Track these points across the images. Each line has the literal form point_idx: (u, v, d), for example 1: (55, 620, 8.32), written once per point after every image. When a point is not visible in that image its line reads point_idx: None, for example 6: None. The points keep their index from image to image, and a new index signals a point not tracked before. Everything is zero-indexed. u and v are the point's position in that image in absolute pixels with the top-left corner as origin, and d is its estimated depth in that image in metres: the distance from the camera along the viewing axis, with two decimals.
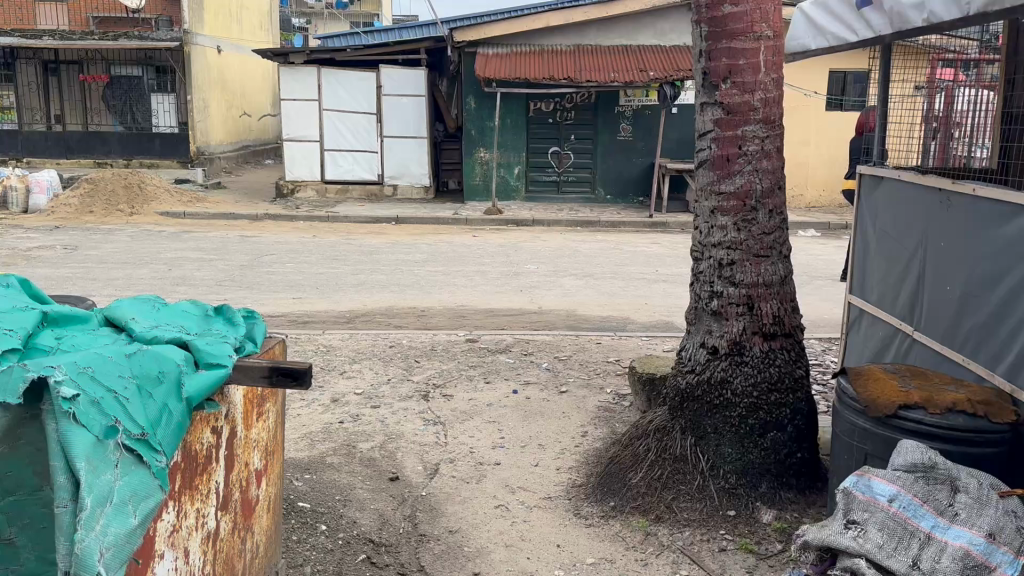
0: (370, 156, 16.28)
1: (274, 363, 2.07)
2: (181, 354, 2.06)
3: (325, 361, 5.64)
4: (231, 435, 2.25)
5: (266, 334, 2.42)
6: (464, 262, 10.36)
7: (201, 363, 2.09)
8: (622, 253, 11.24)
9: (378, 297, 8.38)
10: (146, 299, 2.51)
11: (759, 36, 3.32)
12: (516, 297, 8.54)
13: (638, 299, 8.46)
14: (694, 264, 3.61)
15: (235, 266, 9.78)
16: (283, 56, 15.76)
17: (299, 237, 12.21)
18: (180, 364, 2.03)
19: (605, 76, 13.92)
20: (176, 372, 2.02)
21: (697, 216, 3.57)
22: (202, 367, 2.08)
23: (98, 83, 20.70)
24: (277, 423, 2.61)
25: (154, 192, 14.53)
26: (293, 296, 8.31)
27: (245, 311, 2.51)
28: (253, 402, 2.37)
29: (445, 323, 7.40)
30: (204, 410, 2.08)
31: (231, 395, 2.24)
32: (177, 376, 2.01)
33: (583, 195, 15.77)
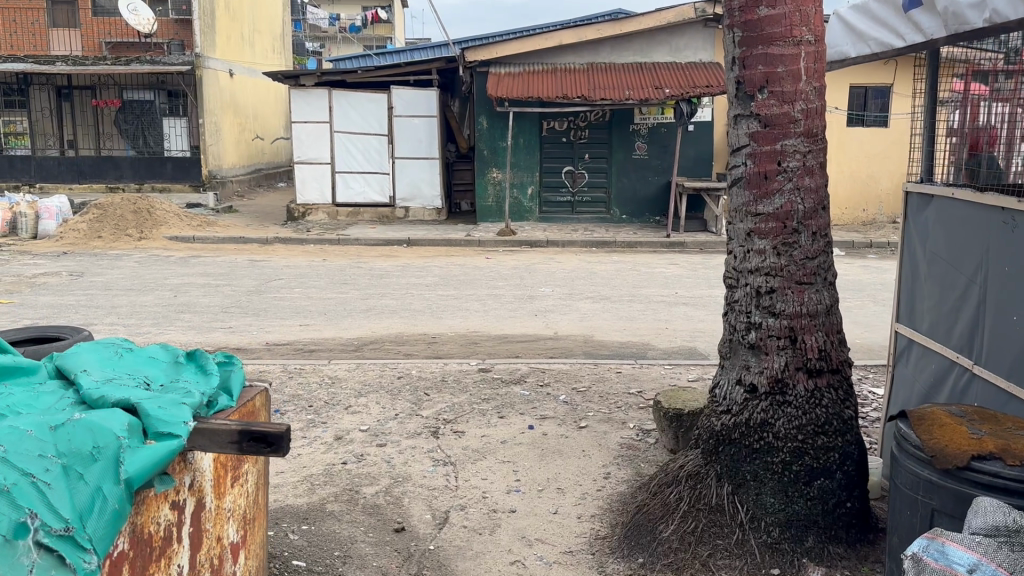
0: (382, 178, 16.05)
1: (242, 427, 1.98)
2: (123, 422, 1.93)
3: (329, 394, 5.31)
4: (197, 507, 2.18)
5: (243, 383, 2.35)
6: (477, 285, 10.06)
7: (150, 432, 1.97)
8: (640, 275, 10.89)
9: (387, 323, 8.07)
10: (112, 342, 2.44)
11: (800, 40, 3.02)
12: (531, 322, 8.20)
13: (659, 323, 8.10)
14: (728, 293, 3.29)
15: (242, 291, 9.50)
16: (294, 78, 15.60)
17: (309, 261, 11.96)
18: (119, 435, 1.91)
19: (620, 94, 13.68)
20: (115, 445, 1.90)
21: (730, 240, 3.26)
22: (151, 437, 1.96)
23: (110, 108, 20.83)
24: (259, 486, 2.58)
25: (163, 217, 14.34)
26: (300, 323, 8.01)
27: (224, 357, 2.43)
28: (224, 468, 2.31)
29: (456, 351, 7.07)
30: (155, 487, 1.99)
31: (197, 462, 2.15)
32: (115, 449, 1.89)
33: (598, 215, 15.46)
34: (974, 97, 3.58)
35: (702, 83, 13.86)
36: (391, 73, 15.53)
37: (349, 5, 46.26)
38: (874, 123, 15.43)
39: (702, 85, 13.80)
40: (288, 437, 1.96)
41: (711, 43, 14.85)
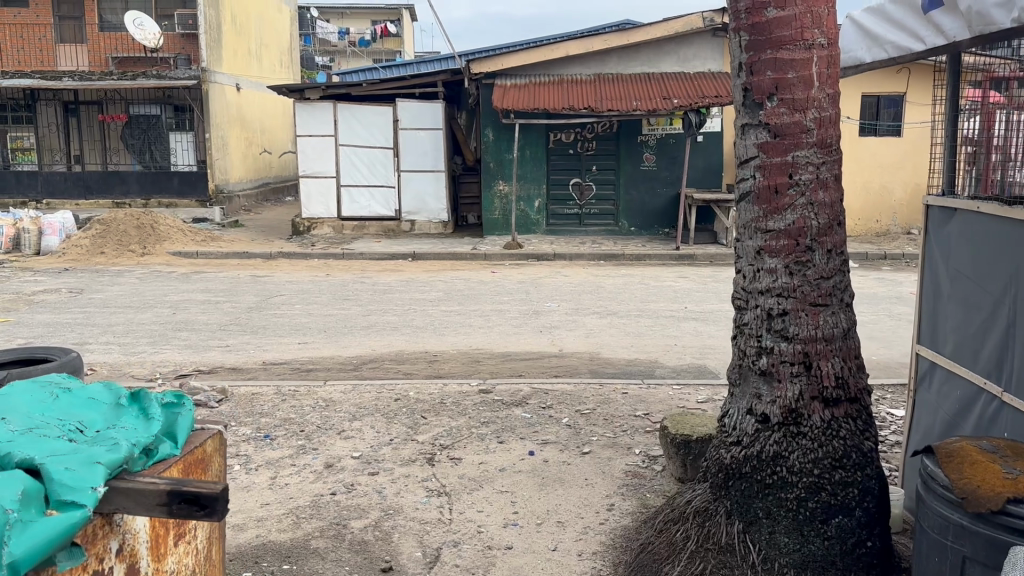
0: (387, 191, 15.89)
1: (173, 488, 1.78)
2: (15, 495, 1.64)
3: (321, 418, 5.08)
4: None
5: (189, 428, 2.19)
6: (481, 300, 9.85)
7: (51, 501, 1.72)
8: (648, 288, 10.66)
9: (388, 340, 7.87)
10: (43, 383, 2.26)
11: (812, 43, 2.80)
12: (536, 339, 7.97)
13: (667, 339, 7.86)
14: (737, 315, 3.08)
15: (242, 308, 9.33)
16: (299, 92, 15.49)
17: (312, 275, 11.79)
18: (9, 511, 1.61)
19: (628, 105, 13.49)
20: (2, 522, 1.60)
21: (739, 258, 3.04)
22: (52, 508, 1.70)
23: (117, 123, 20.80)
24: (211, 545, 2.35)
25: (166, 232, 14.21)
26: (299, 341, 7.82)
27: (170, 397, 2.27)
28: (164, 531, 2.09)
29: (458, 370, 6.86)
30: (58, 564, 1.72)
31: (129, 524, 1.95)
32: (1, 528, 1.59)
33: (606, 227, 15.24)
34: (991, 105, 3.37)
35: (711, 93, 13.65)
36: (396, 85, 15.40)
37: (358, 20, 46.37)
38: (886, 133, 15.18)
39: (711, 95, 13.59)
40: (224, 500, 1.76)
41: (720, 52, 14.64)
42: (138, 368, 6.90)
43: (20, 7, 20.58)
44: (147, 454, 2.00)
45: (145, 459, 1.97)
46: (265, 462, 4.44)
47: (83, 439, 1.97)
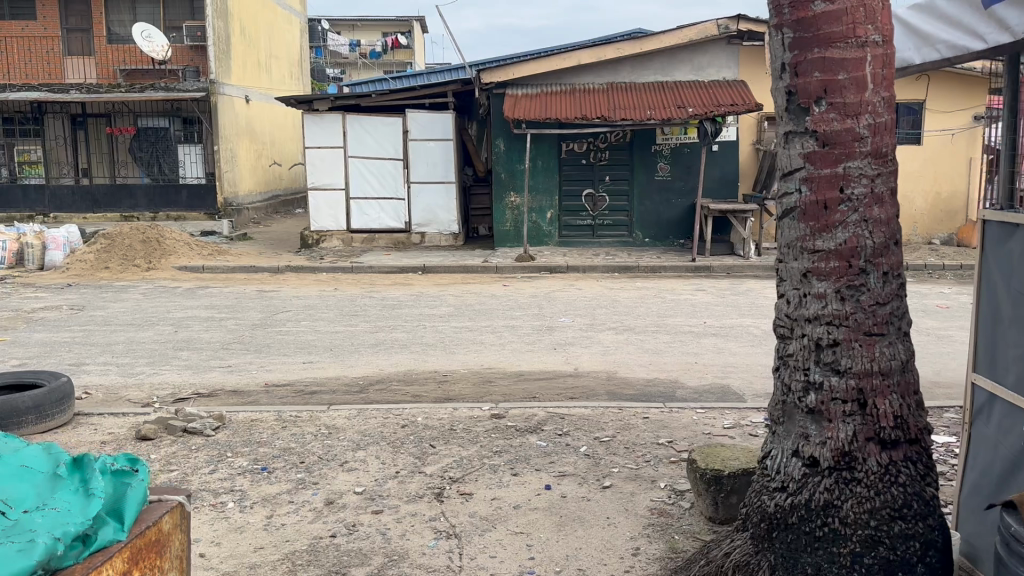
0: (397, 204, 15.63)
1: None
2: None
3: (324, 448, 4.77)
4: None
5: (137, 508, 2.22)
6: (492, 315, 9.52)
7: None
8: (665, 302, 10.31)
9: (396, 359, 7.55)
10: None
11: (866, 41, 2.48)
12: (551, 356, 7.63)
13: (688, 357, 7.50)
14: (780, 345, 2.75)
15: (246, 325, 9.04)
16: (306, 103, 15.25)
17: (319, 290, 11.50)
18: None
19: (642, 114, 13.20)
20: None
21: (782, 281, 2.72)
22: None
23: (125, 136, 20.73)
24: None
25: (172, 246, 13.98)
26: (303, 361, 7.51)
27: (118, 474, 2.31)
28: None
29: (470, 392, 6.51)
30: None
31: None
32: None
33: (620, 238, 14.91)
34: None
35: (728, 101, 13.34)
36: (406, 96, 15.15)
37: (369, 31, 46.32)
38: (907, 140, 14.83)
39: (728, 103, 13.28)
40: None
41: (736, 60, 14.31)
42: (135, 391, 6.61)
43: (28, 20, 20.57)
44: (84, 542, 2.01)
45: (81, 549, 1.98)
46: (262, 499, 4.13)
47: (21, 524, 1.98)
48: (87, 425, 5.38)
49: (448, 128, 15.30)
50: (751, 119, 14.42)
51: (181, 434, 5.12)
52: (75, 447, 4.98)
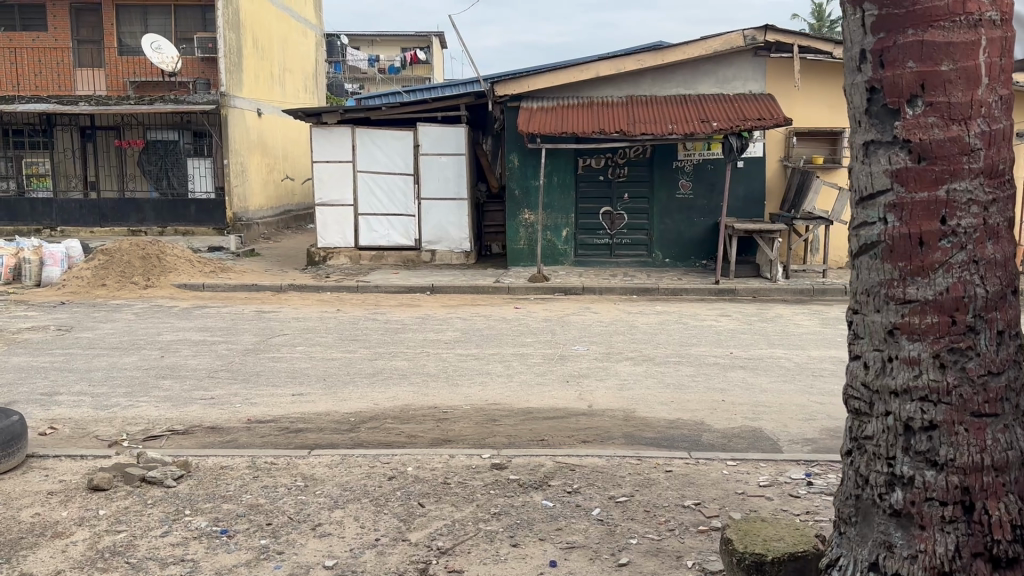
0: (407, 220, 15.05)
1: None
2: None
3: (297, 505, 4.16)
4: None
5: None
6: (501, 341, 8.88)
7: None
8: (687, 329, 9.62)
9: (392, 392, 6.90)
10: None
11: (979, 19, 2.26)
12: (565, 390, 6.97)
13: (714, 394, 6.83)
14: (860, 428, 2.53)
15: (237, 350, 8.44)
16: (315, 116, 14.74)
17: (322, 311, 10.90)
18: None
19: (663, 129, 12.57)
20: None
21: (860, 347, 2.49)
22: None
23: (135, 149, 20.34)
24: None
25: (173, 263, 13.49)
26: (293, 393, 6.88)
27: None
28: None
29: (471, 433, 5.86)
30: None
31: None
32: None
33: (639, 258, 14.26)
34: None
35: (755, 116, 12.68)
36: (417, 109, 14.61)
37: (388, 47, 46.08)
38: None
39: (755, 118, 12.62)
40: None
41: (761, 72, 13.66)
42: (104, 427, 6.01)
43: (39, 31, 20.31)
44: None
45: None
46: (215, 572, 3.50)
47: None
48: (37, 470, 4.75)
49: (461, 142, 14.73)
50: (778, 134, 13.74)
51: (139, 484, 4.50)
52: (17, 497, 4.33)
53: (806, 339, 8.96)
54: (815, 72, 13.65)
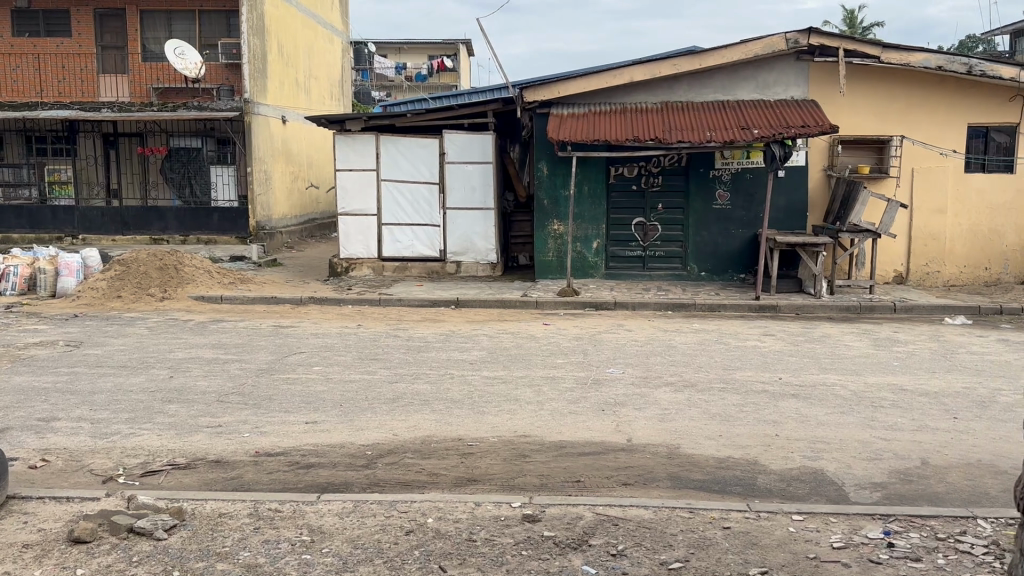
0: (432, 230, 14.54)
1: None
2: None
3: (301, 569, 3.62)
4: None
5: None
6: (531, 362, 8.31)
7: None
8: (728, 350, 8.99)
9: (413, 421, 6.35)
10: None
11: None
12: (601, 421, 6.39)
13: (765, 429, 6.22)
14: None
15: (250, 370, 7.96)
16: (338, 123, 14.31)
17: (341, 326, 10.41)
18: None
19: (701, 136, 11.96)
20: None
21: None
22: None
23: (158, 156, 20.13)
24: None
25: (191, 274, 13.10)
26: (306, 421, 6.36)
27: None
28: None
29: (499, 472, 5.30)
30: None
31: None
32: None
33: (673, 272, 13.63)
34: None
35: (799, 123, 12.03)
36: (443, 115, 14.11)
37: (414, 56, 45.87)
38: (997, 169, 13.14)
39: (799, 124, 11.97)
40: None
41: (804, 77, 13.01)
42: (100, 460, 5.54)
43: (63, 38, 20.19)
44: None
45: None
46: None
47: None
48: (16, 515, 4.28)
49: (488, 150, 14.23)
50: (822, 142, 13.09)
51: (125, 536, 4.01)
52: None
53: (860, 365, 8.29)
54: (861, 77, 12.95)
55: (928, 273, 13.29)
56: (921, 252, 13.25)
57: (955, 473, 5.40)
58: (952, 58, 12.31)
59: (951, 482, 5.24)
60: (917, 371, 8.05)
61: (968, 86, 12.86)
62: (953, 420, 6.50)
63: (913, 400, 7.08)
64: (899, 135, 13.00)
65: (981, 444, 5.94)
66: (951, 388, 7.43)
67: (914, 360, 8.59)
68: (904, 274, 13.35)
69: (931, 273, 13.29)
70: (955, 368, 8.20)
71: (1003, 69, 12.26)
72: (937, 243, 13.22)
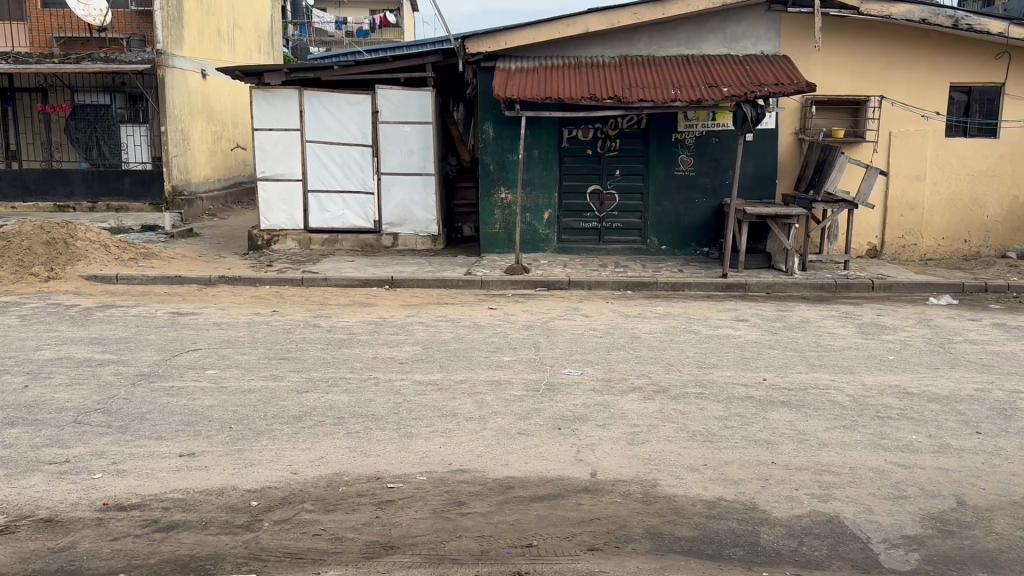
0: (365, 199, 13.03)
1: None
2: None
3: None
4: None
5: None
6: (473, 361, 7.00)
7: None
8: (700, 342, 7.79)
9: (319, 452, 5.01)
10: None
11: None
12: (557, 446, 5.13)
13: (759, 455, 5.06)
14: None
15: (125, 378, 6.51)
16: (256, 75, 12.65)
17: (252, 313, 8.95)
18: None
19: (665, 95, 10.67)
20: None
21: None
22: None
23: (61, 114, 18.12)
24: None
25: (84, 249, 11.37)
26: (180, 454, 5.00)
27: None
28: None
29: (423, 532, 4.01)
30: None
31: None
32: None
33: (632, 245, 12.40)
34: None
35: (771, 80, 10.83)
36: (375, 69, 12.54)
37: (356, 9, 43.50)
38: (978, 133, 12.16)
39: (771, 82, 10.77)
40: None
41: (776, 29, 11.80)
42: None
43: None
44: None
45: None
46: None
47: None
48: None
49: (427, 109, 12.75)
50: (794, 102, 11.95)
51: None
52: None
53: (852, 360, 7.18)
54: (838, 30, 11.78)
55: (904, 245, 12.33)
56: (897, 224, 12.27)
57: (1003, 519, 4.28)
58: (937, 11, 11.18)
59: (1000, 534, 4.12)
60: (920, 369, 6.98)
61: (951, 43, 11.82)
62: (978, 438, 5.41)
63: (923, 408, 5.98)
64: (878, 94, 11.93)
65: (1020, 472, 4.86)
66: (963, 391, 6.35)
67: (912, 354, 7.52)
68: (878, 247, 12.39)
69: (908, 246, 12.33)
70: (960, 363, 7.16)
71: (991, 23, 11.19)
72: (914, 213, 12.24)
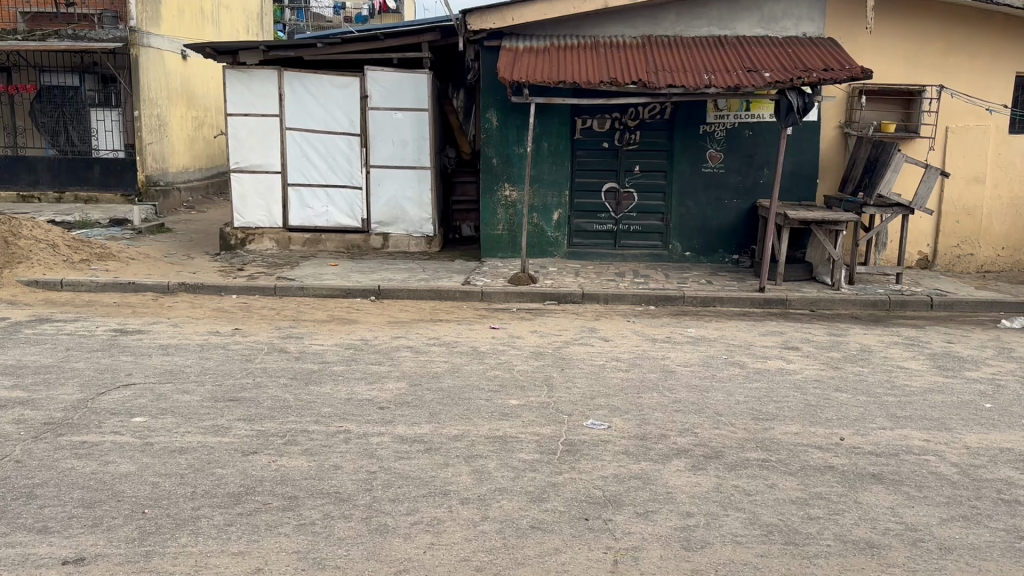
0: (352, 194, 11.60)
1: None
2: None
3: None
4: None
5: None
6: (471, 408, 5.57)
7: None
8: (748, 381, 6.34)
9: (254, 562, 3.59)
10: None
11: None
12: (586, 552, 3.72)
13: (861, 570, 3.67)
14: None
15: (27, 429, 5.08)
16: (231, 53, 11.22)
17: (209, 332, 7.52)
18: None
19: (697, 80, 9.22)
20: None
21: None
22: None
23: (25, 95, 16.55)
24: None
25: (27, 249, 9.93)
26: (62, 562, 3.59)
27: None
28: None
29: None
30: None
31: None
32: None
33: (652, 250, 10.99)
34: None
35: (820, 65, 9.38)
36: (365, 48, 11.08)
37: None
38: None
39: (820, 67, 9.32)
40: None
41: (820, 8, 10.35)
42: None
43: None
44: None
45: None
46: None
47: None
48: None
49: (422, 94, 11.30)
50: (839, 91, 10.52)
51: None
52: None
53: (943, 412, 5.75)
54: (892, 8, 10.33)
55: (960, 255, 10.92)
56: (953, 231, 10.85)
57: None
58: None
59: None
60: None
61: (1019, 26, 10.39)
62: None
63: None
64: (936, 84, 10.48)
65: None
66: None
67: (1010, 400, 6.10)
68: (930, 257, 10.98)
69: (964, 256, 10.93)
70: None
71: None
72: (972, 219, 10.83)
